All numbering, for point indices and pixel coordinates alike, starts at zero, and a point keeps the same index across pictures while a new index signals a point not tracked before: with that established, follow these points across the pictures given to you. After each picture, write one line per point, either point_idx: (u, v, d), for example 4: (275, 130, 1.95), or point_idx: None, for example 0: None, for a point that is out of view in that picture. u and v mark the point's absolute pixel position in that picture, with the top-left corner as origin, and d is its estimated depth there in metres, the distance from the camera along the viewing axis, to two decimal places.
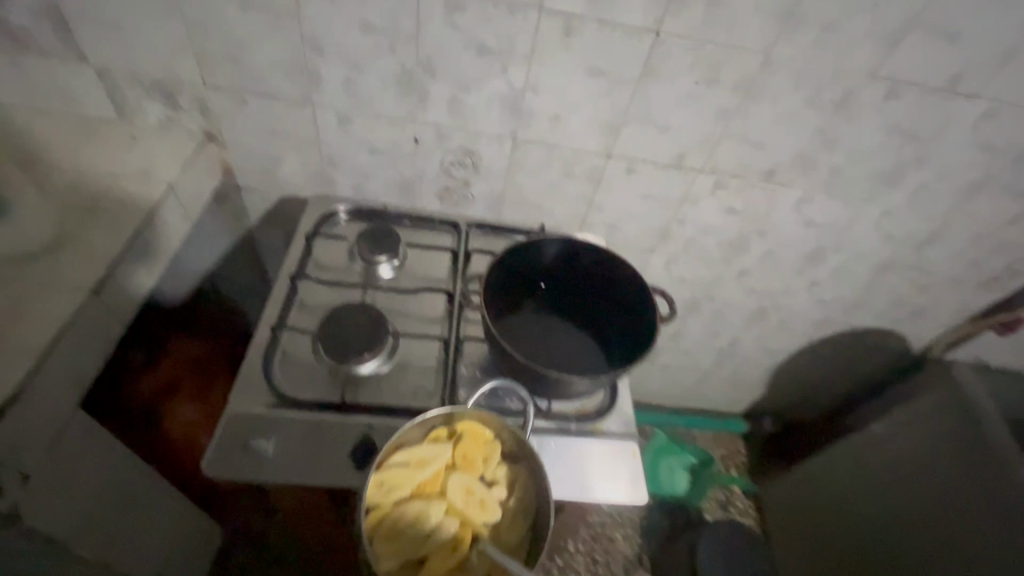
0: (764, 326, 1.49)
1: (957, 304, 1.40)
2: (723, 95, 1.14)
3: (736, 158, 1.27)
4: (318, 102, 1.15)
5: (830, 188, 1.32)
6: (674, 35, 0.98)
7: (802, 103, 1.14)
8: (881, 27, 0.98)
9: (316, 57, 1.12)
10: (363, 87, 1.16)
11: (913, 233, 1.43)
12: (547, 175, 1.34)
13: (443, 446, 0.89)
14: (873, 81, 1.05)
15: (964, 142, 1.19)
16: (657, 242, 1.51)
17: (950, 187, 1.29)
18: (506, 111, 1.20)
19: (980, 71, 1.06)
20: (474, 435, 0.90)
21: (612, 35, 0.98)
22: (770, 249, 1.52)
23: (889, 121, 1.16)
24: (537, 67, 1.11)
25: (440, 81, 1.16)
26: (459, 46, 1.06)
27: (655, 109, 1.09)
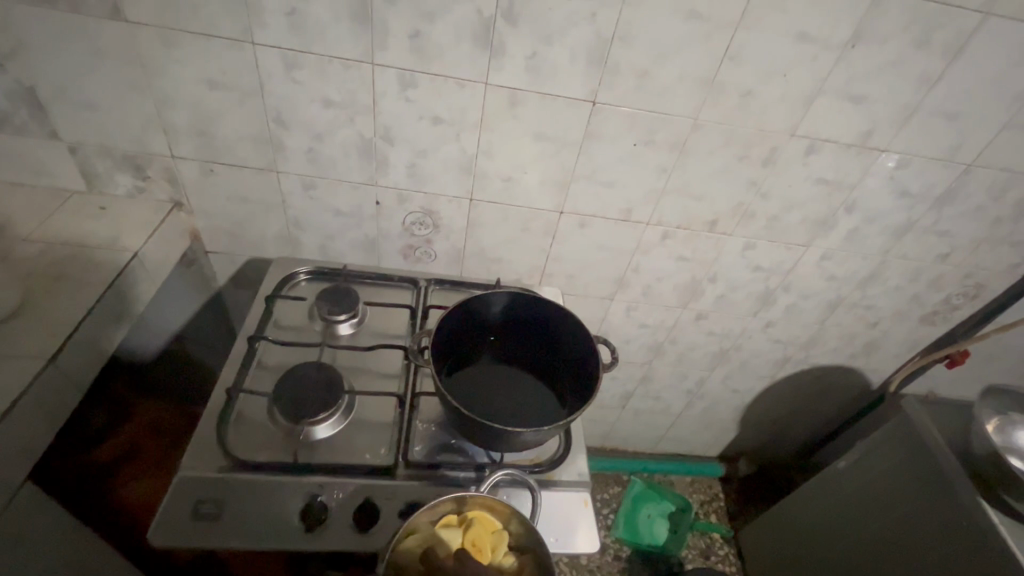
0: (692, 385, 1.41)
1: (880, 361, 1.33)
2: (661, 154, 0.90)
3: (681, 210, 0.99)
4: (147, 146, 0.90)
5: (788, 240, 1.04)
6: (547, 106, 0.84)
7: (731, 172, 0.93)
8: (788, 94, 0.82)
9: (147, 116, 0.86)
10: (196, 146, 0.90)
11: (894, 295, 1.16)
12: (455, 228, 1.02)
13: (451, 532, 0.57)
14: (787, 147, 0.89)
15: (904, 212, 0.99)
16: (605, 304, 1.18)
17: (909, 244, 1.05)
18: (361, 159, 0.91)
19: (889, 129, 0.87)
20: (485, 518, 0.59)
21: (476, 104, 0.84)
22: (715, 324, 1.24)
23: (822, 184, 0.95)
24: (403, 136, 0.88)
25: (295, 137, 0.88)
26: (298, 103, 0.84)
27: (533, 183, 0.94)
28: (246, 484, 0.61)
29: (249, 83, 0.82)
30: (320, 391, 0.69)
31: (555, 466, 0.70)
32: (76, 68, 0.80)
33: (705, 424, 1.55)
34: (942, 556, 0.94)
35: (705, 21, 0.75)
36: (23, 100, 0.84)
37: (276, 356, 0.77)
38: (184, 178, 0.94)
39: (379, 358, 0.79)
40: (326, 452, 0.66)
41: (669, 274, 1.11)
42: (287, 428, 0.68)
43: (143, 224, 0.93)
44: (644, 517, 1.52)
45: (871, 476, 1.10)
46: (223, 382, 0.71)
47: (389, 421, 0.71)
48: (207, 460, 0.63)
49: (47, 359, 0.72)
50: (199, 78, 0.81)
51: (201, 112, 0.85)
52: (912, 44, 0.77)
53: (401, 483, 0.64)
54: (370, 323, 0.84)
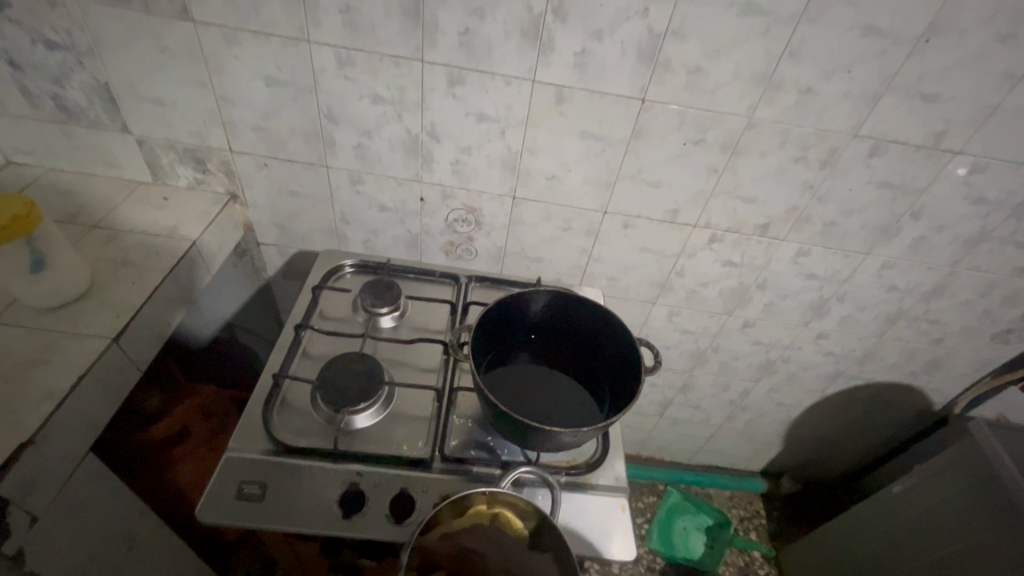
0: (735, 396, 1.36)
1: (945, 380, 1.24)
2: (711, 153, 0.87)
3: (731, 212, 0.95)
4: (208, 140, 0.95)
5: (846, 248, 0.99)
6: (594, 104, 0.83)
7: (786, 173, 0.88)
8: (852, 91, 0.78)
9: (208, 111, 0.90)
10: (252, 140, 0.93)
11: (963, 310, 1.08)
12: (497, 226, 1.02)
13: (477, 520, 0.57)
14: (847, 149, 0.84)
15: (979, 220, 0.92)
16: (646, 308, 1.15)
17: (983, 255, 0.98)
18: (407, 156, 0.93)
19: (964, 130, 0.81)
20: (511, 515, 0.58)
21: (522, 102, 0.84)
22: (763, 334, 1.19)
23: (885, 188, 0.89)
24: (449, 134, 0.89)
25: (344, 133, 0.90)
26: (349, 100, 0.86)
27: (577, 181, 0.93)
28: (290, 466, 0.63)
29: (303, 79, 0.84)
30: (361, 381, 0.70)
31: (592, 469, 0.69)
32: (147, 64, 0.85)
33: (746, 437, 1.49)
34: None
35: (765, 15, 0.72)
36: (100, 96, 0.89)
37: (320, 345, 0.79)
38: (240, 171, 0.98)
39: (419, 350, 0.79)
40: (365, 441, 0.68)
41: (716, 278, 1.07)
42: (328, 416, 0.69)
43: (201, 215, 0.98)
44: (681, 529, 1.48)
45: (931, 504, 1.02)
46: (271, 368, 0.74)
47: (427, 414, 0.72)
48: (254, 441, 0.65)
49: (111, 338, 0.76)
50: (257, 75, 0.85)
51: (258, 108, 0.89)
52: (996, 37, 0.71)
53: (436, 477, 0.64)
54: (411, 317, 0.85)
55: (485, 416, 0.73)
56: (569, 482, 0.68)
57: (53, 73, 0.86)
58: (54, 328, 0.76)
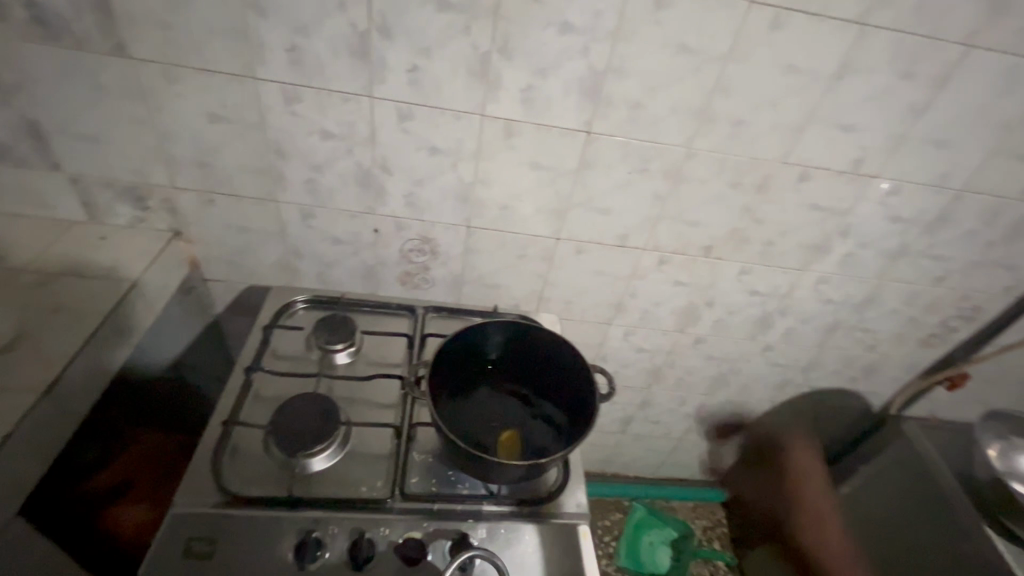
0: (691, 410, 1.40)
1: (881, 383, 1.32)
2: (655, 181, 0.91)
3: (677, 235, 0.99)
4: (148, 177, 0.91)
5: (783, 265, 1.05)
6: (542, 137, 0.86)
7: (725, 199, 0.94)
8: (778, 123, 0.84)
9: (148, 148, 0.87)
10: (196, 177, 0.91)
11: (892, 318, 1.16)
12: (453, 254, 1.02)
13: None
14: (778, 175, 0.90)
15: (898, 237, 1.00)
16: (602, 329, 1.18)
17: (904, 268, 1.06)
18: (359, 189, 0.92)
19: (879, 157, 0.88)
20: None
21: (472, 135, 0.85)
22: (714, 348, 1.24)
23: (815, 210, 0.96)
24: (400, 168, 0.89)
25: (294, 168, 0.90)
26: (299, 136, 0.86)
27: (529, 210, 0.95)
28: (241, 519, 0.60)
29: (248, 116, 0.83)
30: (316, 423, 0.68)
31: (555, 497, 0.69)
32: (80, 102, 0.82)
33: (705, 449, 1.53)
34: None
35: (696, 55, 0.77)
36: (28, 134, 0.85)
37: (273, 387, 0.76)
38: (184, 208, 0.95)
39: (376, 387, 0.78)
40: (322, 486, 0.66)
41: (667, 298, 1.12)
42: (282, 461, 0.67)
43: (142, 254, 0.94)
44: (647, 545, 1.49)
45: (876, 501, 1.09)
46: (220, 415, 0.71)
47: (386, 452, 0.71)
48: (202, 494, 0.62)
49: (42, 391, 0.71)
50: (200, 112, 0.83)
51: (202, 145, 0.87)
52: (898, 75, 0.79)
53: (396, 517, 0.63)
54: (368, 352, 0.83)
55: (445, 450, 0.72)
56: (532, 513, 0.67)
57: None
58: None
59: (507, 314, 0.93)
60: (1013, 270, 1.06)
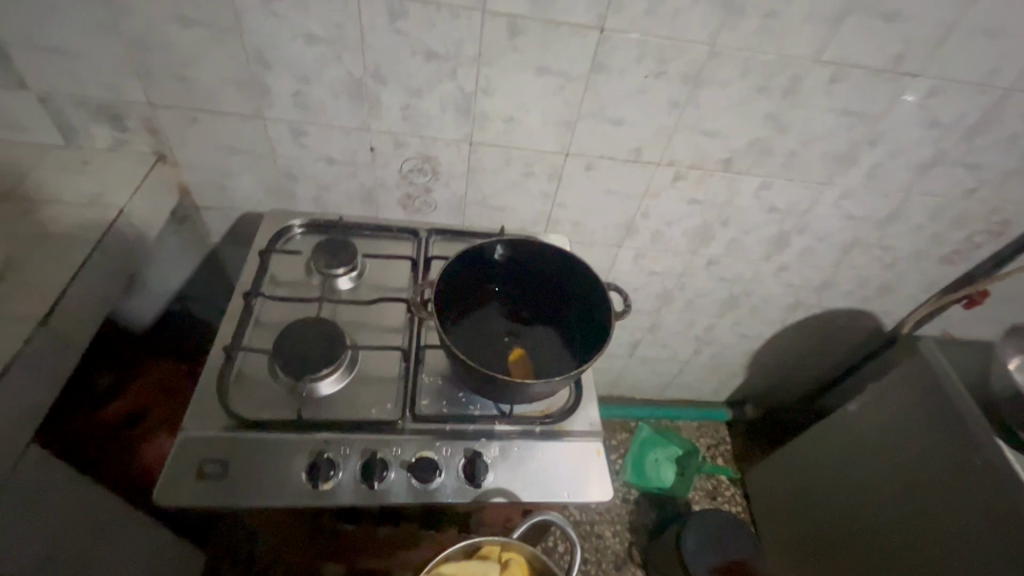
0: (700, 333, 1.39)
1: (895, 303, 1.30)
2: (673, 86, 0.83)
3: (694, 148, 0.93)
4: (122, 94, 0.84)
5: (806, 179, 0.99)
6: (550, 36, 0.77)
7: (749, 106, 0.86)
8: (814, 14, 0.75)
9: (117, 59, 0.80)
10: (174, 92, 0.84)
11: (914, 234, 1.11)
12: (455, 174, 0.96)
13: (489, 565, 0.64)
14: (809, 76, 0.82)
15: (932, 145, 0.93)
16: (612, 252, 1.14)
17: (936, 179, 0.99)
18: (352, 102, 0.85)
19: (923, 52, 0.79)
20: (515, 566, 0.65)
21: (472, 36, 0.77)
22: (727, 270, 1.20)
23: (846, 116, 0.88)
24: (394, 77, 0.82)
25: (278, 79, 0.82)
26: (280, 41, 0.77)
27: (536, 122, 0.88)
28: (250, 442, 0.60)
29: (222, 18, 0.75)
30: (320, 348, 0.66)
31: (567, 416, 0.68)
32: (34, 5, 0.73)
33: (712, 371, 1.55)
34: (956, 488, 0.94)
35: None
36: None
37: (275, 313, 0.74)
38: (166, 128, 0.89)
39: (381, 312, 0.76)
40: (332, 409, 0.65)
41: (680, 217, 1.07)
42: (289, 385, 0.66)
43: (127, 179, 0.89)
44: (653, 461, 1.53)
45: (882, 418, 1.09)
46: (222, 341, 0.69)
47: (394, 375, 0.69)
48: (210, 419, 0.62)
49: (40, 320, 0.70)
50: (169, 15, 0.74)
51: (176, 55, 0.79)
52: None
53: (408, 438, 0.63)
54: (370, 276, 0.80)
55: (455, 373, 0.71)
56: (544, 431, 0.67)
57: None
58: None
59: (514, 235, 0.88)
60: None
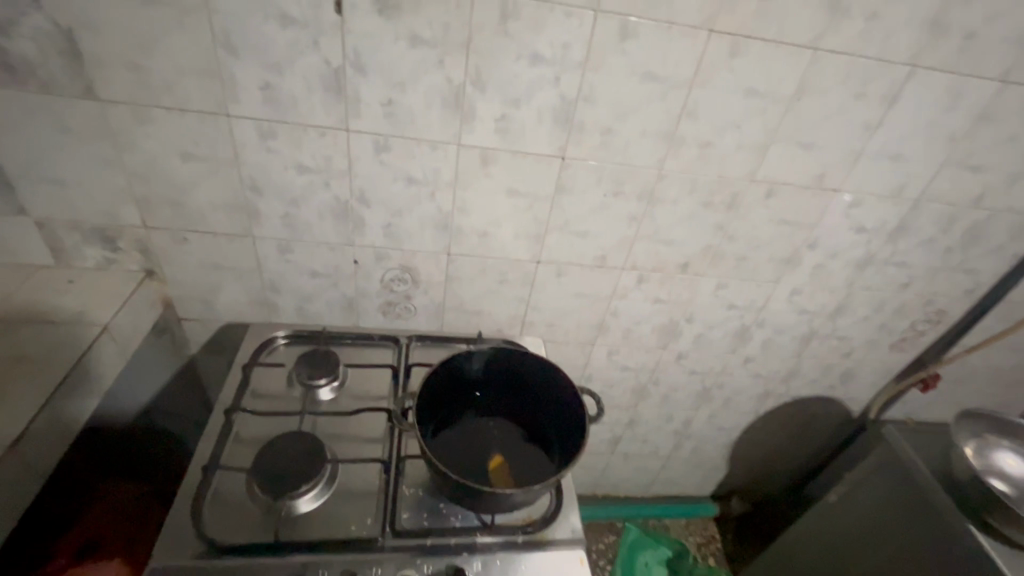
0: (678, 426, 1.41)
1: (858, 389, 1.35)
2: (629, 203, 0.93)
3: (654, 254, 1.02)
4: (118, 218, 0.89)
5: (758, 279, 1.08)
6: (518, 164, 0.87)
7: (698, 218, 0.97)
8: (742, 144, 0.87)
9: (118, 188, 0.86)
10: (169, 216, 0.90)
11: (863, 325, 1.20)
12: (434, 282, 1.02)
13: None
14: (747, 192, 0.94)
15: (863, 247, 1.04)
16: (587, 349, 1.19)
17: (872, 275, 1.10)
18: (338, 222, 0.92)
19: (840, 170, 0.92)
20: None
21: (449, 165, 0.87)
22: (696, 363, 1.25)
23: (783, 224, 0.99)
24: (378, 199, 0.90)
25: (269, 203, 0.89)
26: (275, 172, 0.85)
27: (508, 235, 0.96)
28: (225, 569, 0.58)
29: (222, 153, 0.83)
30: (300, 464, 0.66)
31: (548, 524, 0.68)
32: (45, 144, 0.80)
33: (693, 465, 1.54)
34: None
35: (661, 80, 0.80)
36: None
37: (255, 428, 0.74)
38: (157, 247, 0.93)
39: (362, 422, 0.77)
40: (310, 528, 0.64)
41: (648, 316, 1.13)
42: (266, 504, 0.65)
43: (113, 296, 0.91)
44: (642, 566, 1.45)
45: (863, 507, 1.10)
46: (199, 459, 0.69)
47: (375, 487, 0.69)
48: (182, 545, 0.60)
49: (8, 446, 0.68)
50: (172, 151, 0.82)
51: (175, 184, 0.86)
52: (851, 95, 0.83)
53: (389, 555, 0.62)
54: (352, 385, 0.82)
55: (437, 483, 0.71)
56: (527, 541, 0.66)
57: None
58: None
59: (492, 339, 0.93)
60: (973, 273, 1.11)
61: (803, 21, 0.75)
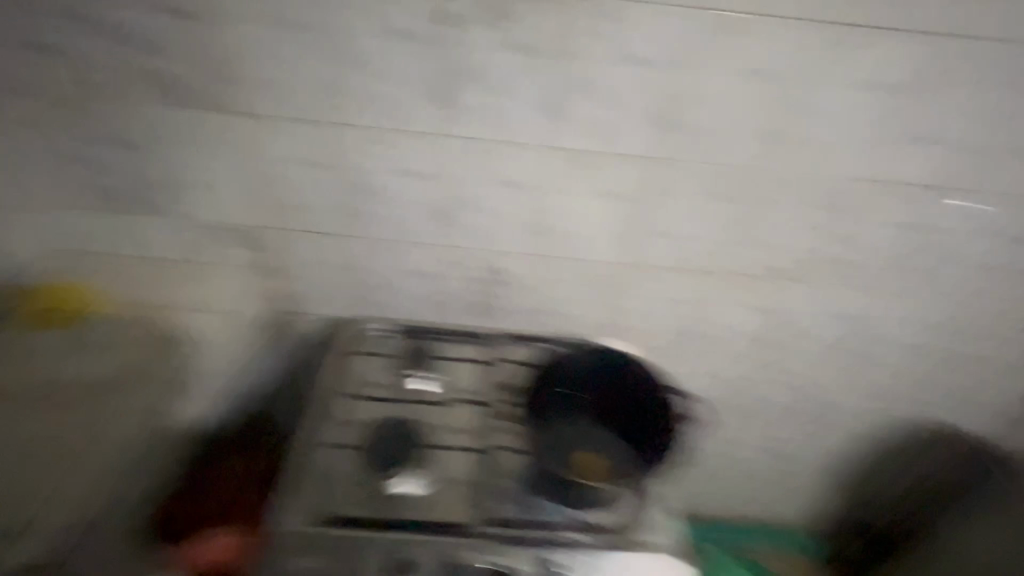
0: (786, 456, 1.23)
1: (1003, 424, 1.15)
2: (723, 204, 0.91)
3: (751, 260, 0.97)
4: (229, 216, 0.95)
5: (867, 288, 1.00)
6: (608, 165, 0.88)
7: (793, 222, 0.93)
8: (844, 141, 0.85)
9: (236, 187, 0.92)
10: (278, 212, 0.94)
11: (1005, 345, 1.05)
12: (520, 286, 1.01)
13: None
14: (852, 192, 0.90)
15: (989, 253, 0.95)
16: (677, 366, 1.10)
17: (1005, 285, 0.99)
18: (433, 221, 0.95)
19: (955, 169, 0.87)
20: None
21: (540, 167, 0.89)
22: (802, 384, 1.13)
23: (894, 228, 0.93)
24: (472, 199, 0.92)
25: (370, 202, 0.93)
26: (380, 174, 0.90)
27: (597, 238, 0.95)
28: (338, 534, 0.70)
29: (334, 155, 0.89)
30: (401, 448, 0.79)
31: (633, 528, 0.74)
32: (181, 146, 0.88)
33: (783, 507, 1.37)
34: None
35: (756, 76, 0.81)
36: (131, 179, 0.91)
37: (356, 410, 0.85)
38: (259, 244, 0.97)
39: (457, 412, 0.86)
40: (412, 506, 0.74)
41: (744, 327, 1.05)
42: (370, 480, 0.76)
43: (230, 287, 0.98)
44: None
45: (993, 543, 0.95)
46: (314, 437, 0.81)
47: (467, 474, 0.79)
48: (303, 509, 0.73)
49: None
50: (289, 153, 0.89)
51: (287, 183, 0.91)
52: (962, 85, 0.81)
53: (482, 536, 0.72)
54: (447, 378, 0.91)
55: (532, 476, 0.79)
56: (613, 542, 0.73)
57: (96, 162, 0.90)
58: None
59: (573, 342, 0.99)
60: None
61: (898, 19, 0.77)
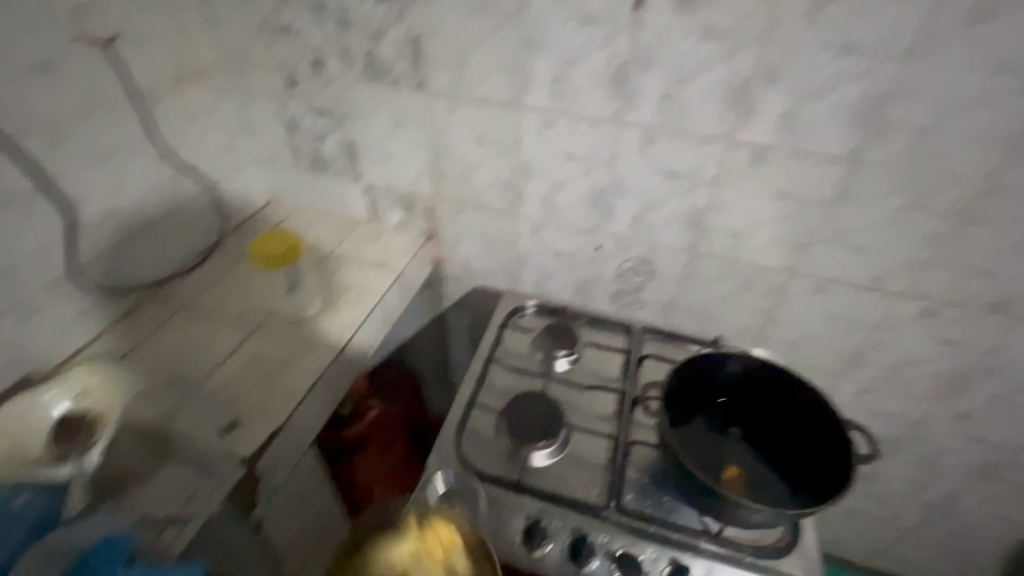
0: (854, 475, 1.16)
1: None
2: (808, 196, 0.83)
3: (838, 261, 0.89)
4: (332, 170, 1.09)
5: (983, 309, 0.86)
6: (680, 146, 0.85)
7: (903, 223, 0.82)
8: (975, 134, 0.72)
9: (338, 146, 1.05)
10: (371, 171, 1.07)
11: None
12: (580, 259, 1.04)
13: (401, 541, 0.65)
14: (977, 196, 0.77)
15: None
16: None
17: None
18: (502, 190, 1.00)
19: None
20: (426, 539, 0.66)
21: (608, 144, 0.88)
22: (884, 404, 1.03)
23: None
24: (539, 172, 0.95)
25: (447, 167, 1.00)
26: (457, 143, 0.97)
27: (663, 220, 0.94)
28: (478, 491, 0.75)
29: (417, 122, 0.97)
30: (545, 422, 0.81)
31: (783, 553, 0.71)
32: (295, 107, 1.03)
33: (864, 529, 1.27)
34: None
35: (865, 54, 0.70)
36: (259, 133, 1.09)
37: (504, 379, 0.90)
38: (354, 196, 1.11)
39: (588, 397, 0.88)
40: (548, 479, 0.77)
41: (821, 333, 0.98)
42: (509, 447, 0.80)
43: (329, 232, 1.12)
44: None
45: None
46: (463, 398, 0.87)
47: (602, 461, 0.80)
48: (448, 460, 0.79)
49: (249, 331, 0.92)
50: (380, 118, 0.99)
51: (379, 146, 1.02)
52: None
53: (571, 512, 0.73)
54: (585, 363, 0.93)
55: (660, 472, 0.79)
56: (757, 562, 0.70)
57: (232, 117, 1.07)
58: (200, 333, 0.91)
59: (647, 337, 0.97)
60: None
61: None
